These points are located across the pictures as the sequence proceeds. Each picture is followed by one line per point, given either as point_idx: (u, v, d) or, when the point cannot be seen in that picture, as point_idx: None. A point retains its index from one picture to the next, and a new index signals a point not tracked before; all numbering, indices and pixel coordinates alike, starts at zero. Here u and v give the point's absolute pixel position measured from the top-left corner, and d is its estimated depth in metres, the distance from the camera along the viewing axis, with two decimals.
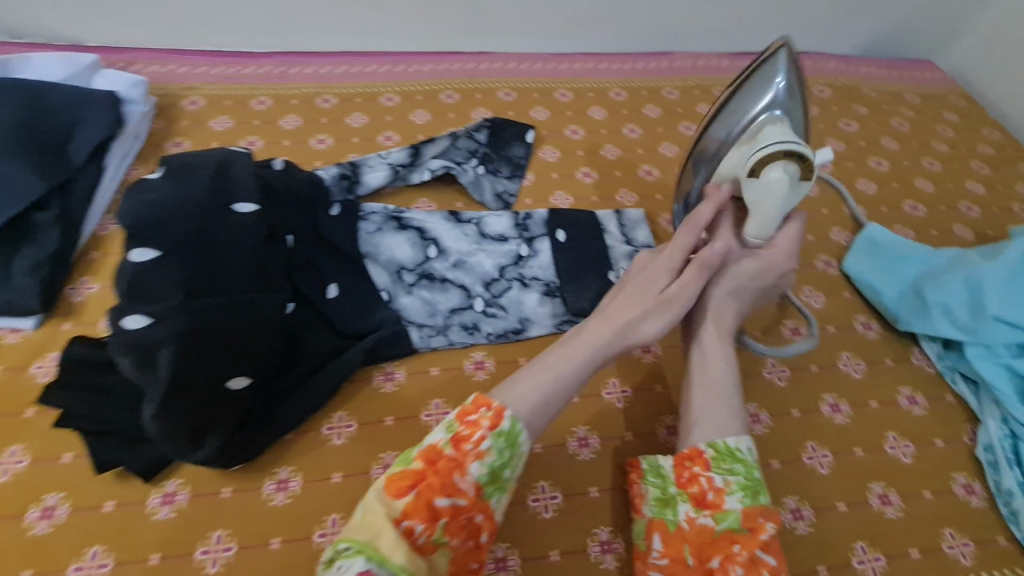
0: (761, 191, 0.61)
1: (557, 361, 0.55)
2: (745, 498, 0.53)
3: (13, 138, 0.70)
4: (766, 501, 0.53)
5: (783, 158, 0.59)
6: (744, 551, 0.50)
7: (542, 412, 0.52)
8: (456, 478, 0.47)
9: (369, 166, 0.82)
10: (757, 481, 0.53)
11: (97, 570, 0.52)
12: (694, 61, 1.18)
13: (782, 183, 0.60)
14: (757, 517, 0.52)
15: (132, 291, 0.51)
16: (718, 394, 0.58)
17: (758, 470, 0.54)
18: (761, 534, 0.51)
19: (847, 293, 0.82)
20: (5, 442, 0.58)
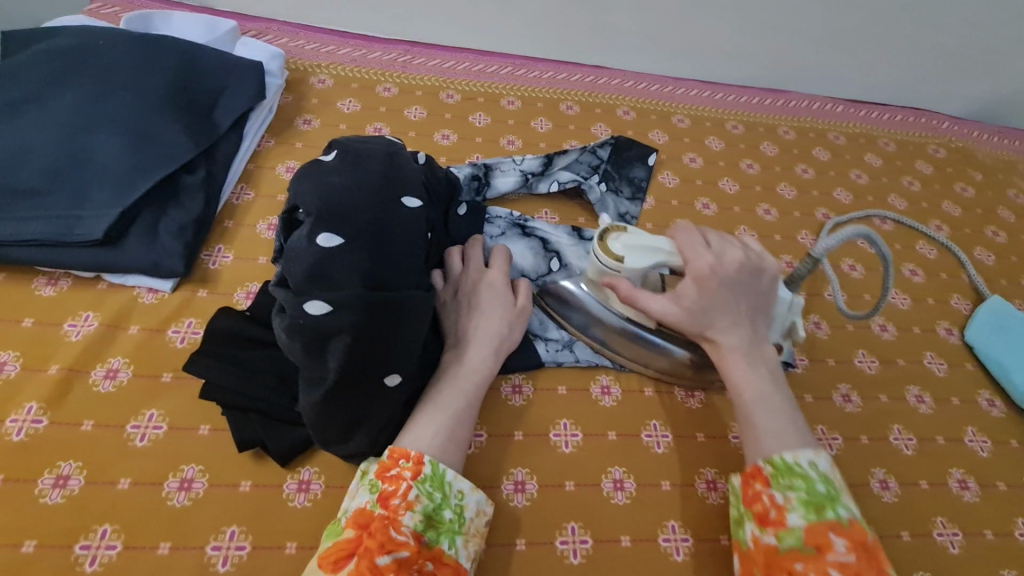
0: (636, 253, 0.58)
1: (441, 397, 0.57)
2: (807, 513, 0.47)
3: (170, 100, 0.71)
4: (836, 515, 0.47)
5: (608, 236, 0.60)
6: (816, 569, 0.44)
7: (448, 439, 0.54)
8: (393, 532, 0.46)
9: (500, 170, 0.83)
10: (822, 495, 0.49)
11: (235, 552, 0.51)
12: (811, 102, 1.13)
13: (629, 241, 0.59)
14: (825, 532, 0.46)
15: (316, 276, 0.51)
16: (762, 418, 0.54)
17: (820, 484, 0.49)
18: (830, 550, 0.45)
19: (970, 365, 0.79)
20: (143, 405, 0.57)
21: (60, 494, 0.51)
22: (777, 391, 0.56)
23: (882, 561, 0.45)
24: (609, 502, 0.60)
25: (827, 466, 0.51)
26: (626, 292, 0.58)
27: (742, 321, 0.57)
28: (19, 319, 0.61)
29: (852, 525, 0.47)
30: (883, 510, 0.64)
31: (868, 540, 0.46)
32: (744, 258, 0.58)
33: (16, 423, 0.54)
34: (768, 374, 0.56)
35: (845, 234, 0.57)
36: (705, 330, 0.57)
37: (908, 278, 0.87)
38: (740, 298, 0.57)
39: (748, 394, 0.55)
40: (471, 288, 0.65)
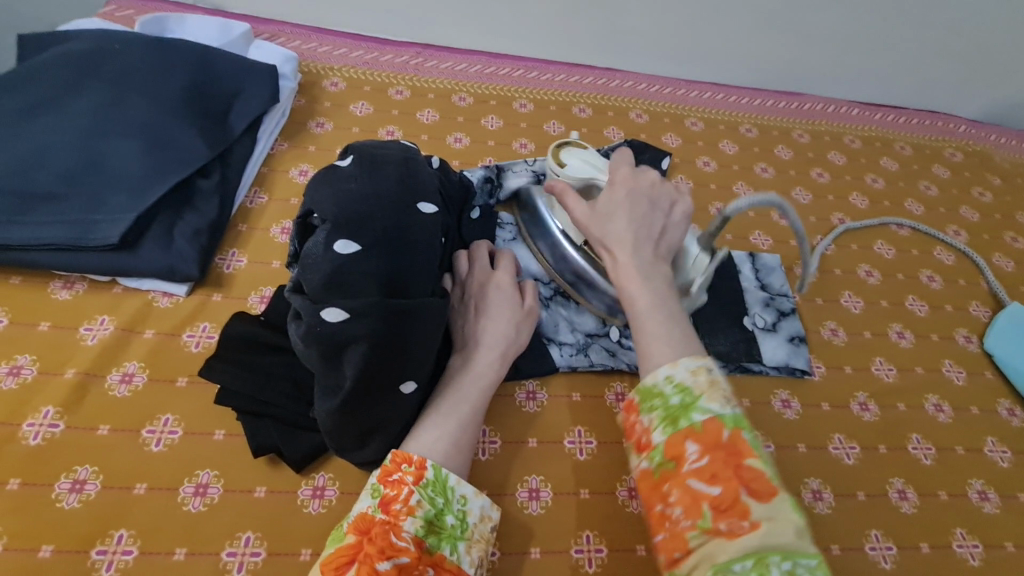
0: (577, 165, 0.65)
1: (446, 400, 0.57)
2: (664, 428, 0.44)
3: (185, 104, 0.72)
4: (690, 423, 0.43)
5: (559, 147, 0.68)
6: (676, 487, 0.42)
7: (452, 444, 0.53)
8: (393, 538, 0.46)
9: (513, 171, 0.81)
10: (677, 406, 0.44)
11: (250, 559, 0.51)
12: (825, 104, 1.11)
13: (580, 155, 0.66)
14: (682, 443, 0.43)
15: (332, 283, 0.51)
16: (649, 322, 0.49)
17: (675, 395, 0.45)
18: (686, 461, 0.42)
19: (989, 373, 0.78)
20: (158, 410, 0.57)
21: (77, 499, 0.51)
22: (675, 305, 0.51)
23: (748, 451, 0.42)
24: (623, 510, 0.59)
25: (692, 373, 0.45)
26: (559, 190, 0.58)
27: (645, 234, 0.54)
28: (35, 323, 0.61)
29: (708, 425, 0.43)
30: (902, 521, 0.64)
31: (726, 438, 0.42)
32: (661, 182, 0.57)
33: (33, 428, 0.54)
34: (662, 287, 0.51)
35: (757, 197, 0.53)
36: (606, 237, 0.54)
37: (925, 284, 0.86)
38: (648, 214, 0.55)
39: (640, 301, 0.50)
40: (478, 292, 0.65)
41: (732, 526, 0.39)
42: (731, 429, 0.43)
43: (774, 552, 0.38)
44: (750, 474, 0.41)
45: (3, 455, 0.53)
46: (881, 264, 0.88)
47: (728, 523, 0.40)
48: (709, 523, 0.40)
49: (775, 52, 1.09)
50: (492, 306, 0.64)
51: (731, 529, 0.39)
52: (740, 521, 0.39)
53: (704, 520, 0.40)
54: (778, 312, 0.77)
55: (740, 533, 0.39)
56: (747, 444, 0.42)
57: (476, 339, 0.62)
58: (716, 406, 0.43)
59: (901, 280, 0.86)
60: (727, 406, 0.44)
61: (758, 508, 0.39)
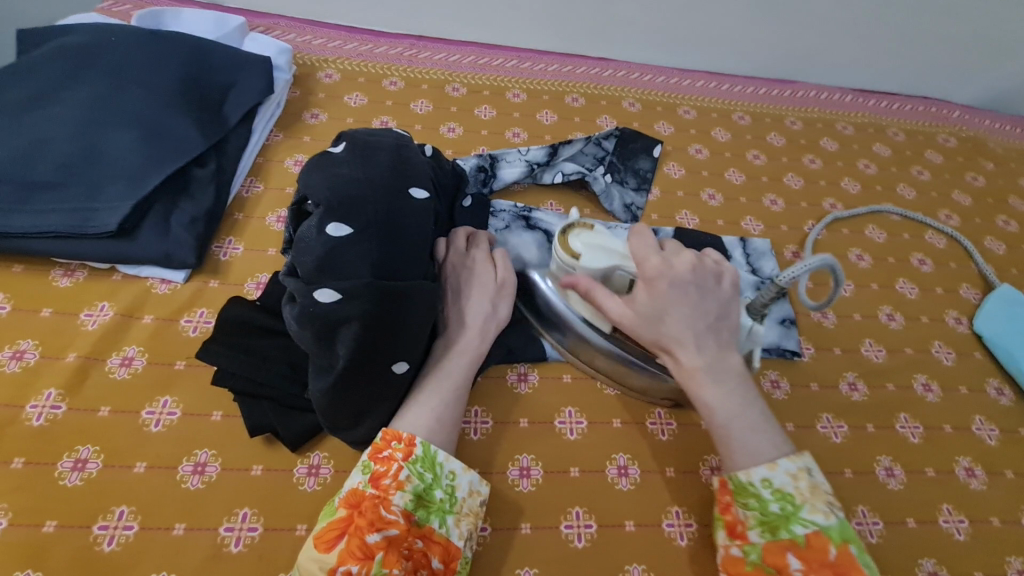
0: (593, 252, 0.57)
1: (430, 381, 0.58)
2: (764, 533, 0.49)
3: (180, 95, 0.73)
4: (792, 534, 0.47)
5: (569, 232, 0.60)
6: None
7: (435, 420, 0.55)
8: (383, 511, 0.48)
9: (506, 161, 0.84)
10: (778, 515, 0.48)
11: (247, 533, 0.52)
12: (818, 91, 1.12)
13: (588, 238, 0.59)
14: (784, 554, 0.47)
15: (325, 265, 0.53)
16: (736, 430, 0.52)
17: (775, 502, 0.49)
18: (789, 574, 0.46)
19: (978, 353, 0.79)
20: (157, 392, 0.59)
21: (79, 477, 0.53)
22: (749, 400, 0.53)
23: (857, 570, 0.45)
24: (613, 488, 0.60)
25: (792, 479, 0.49)
26: (584, 288, 0.57)
27: (704, 327, 0.54)
28: (38, 309, 0.62)
29: (813, 540, 0.47)
30: (889, 497, 0.64)
31: (832, 556, 0.46)
32: (698, 260, 0.55)
33: (36, 409, 0.56)
34: (737, 381, 0.54)
35: (812, 262, 0.49)
36: (664, 341, 0.54)
37: (916, 268, 0.87)
38: (699, 303, 0.54)
39: (719, 410, 0.53)
40: (455, 273, 0.66)
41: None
42: (837, 543, 0.46)
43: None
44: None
45: (8, 436, 0.54)
46: (872, 248, 0.88)
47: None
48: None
49: (767, 40, 1.10)
50: (471, 288, 0.65)
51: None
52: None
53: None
54: (769, 296, 0.77)
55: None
56: (855, 562, 0.45)
57: (459, 320, 0.63)
58: (819, 518, 0.47)
59: (892, 263, 0.87)
60: (829, 517, 0.47)
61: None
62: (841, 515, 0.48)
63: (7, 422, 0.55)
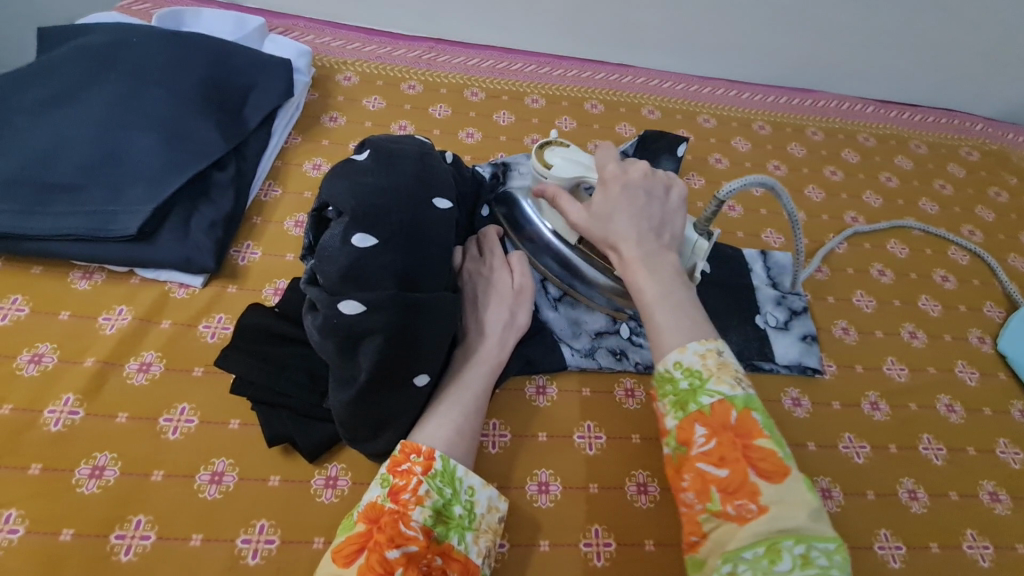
0: (563, 165, 0.62)
1: (449, 393, 0.57)
2: (676, 413, 0.46)
3: (201, 97, 0.72)
4: (699, 407, 0.44)
5: (544, 147, 0.64)
6: (688, 472, 0.44)
7: (455, 433, 0.54)
8: (403, 527, 0.47)
9: (518, 169, 0.79)
10: (686, 391, 0.45)
11: (265, 546, 0.52)
12: (839, 101, 1.10)
13: (564, 153, 0.63)
14: (691, 427, 0.44)
15: (349, 276, 0.52)
16: (659, 312, 0.50)
17: (684, 380, 0.46)
18: (694, 445, 0.44)
19: (1002, 374, 0.78)
20: (175, 398, 0.58)
21: (96, 485, 0.52)
22: (680, 290, 0.51)
23: (757, 432, 0.43)
24: (632, 506, 0.60)
25: (700, 357, 0.46)
26: (551, 194, 0.60)
27: (646, 226, 0.54)
28: (56, 312, 0.62)
29: (717, 409, 0.44)
30: (911, 521, 0.63)
31: (733, 420, 0.43)
32: (651, 173, 0.58)
33: (54, 415, 0.55)
34: (671, 275, 0.52)
35: (751, 179, 0.57)
36: (608, 233, 0.54)
37: (939, 284, 0.86)
38: (645, 206, 0.55)
39: (647, 294, 0.51)
40: (474, 280, 0.66)
41: (740, 510, 0.41)
42: (739, 410, 0.44)
43: (786, 536, 0.39)
44: (758, 454, 0.42)
45: (26, 441, 0.54)
46: (894, 264, 0.87)
47: (737, 506, 0.41)
48: (719, 507, 0.42)
49: (788, 49, 1.08)
50: (490, 297, 0.64)
51: (740, 513, 0.41)
52: (748, 504, 0.41)
53: (713, 503, 0.42)
54: (790, 310, 0.76)
55: (749, 518, 0.40)
56: (756, 426, 0.43)
57: (478, 329, 0.62)
58: (724, 388, 0.44)
59: (914, 280, 0.86)
60: (735, 388, 0.45)
61: (768, 490, 0.41)
62: (748, 388, 0.45)
63: (25, 427, 0.54)
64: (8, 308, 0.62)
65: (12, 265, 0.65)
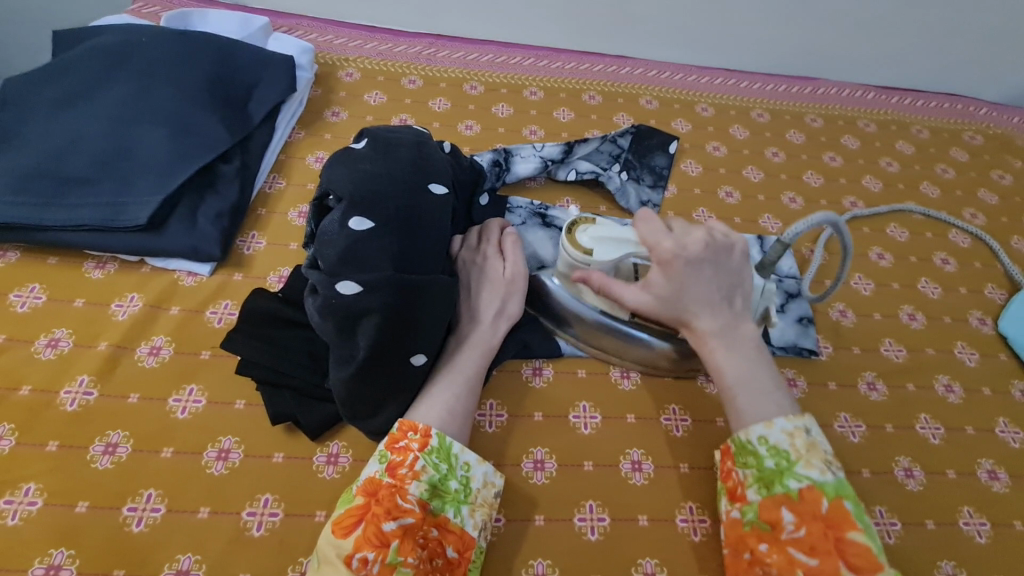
0: (604, 245, 0.59)
1: (442, 374, 0.58)
2: (760, 489, 0.50)
3: (208, 93, 0.75)
4: (786, 490, 0.49)
5: (574, 233, 0.61)
6: (774, 551, 0.48)
7: (447, 410, 0.55)
8: (399, 500, 0.49)
9: (521, 156, 0.84)
10: (772, 471, 0.50)
11: (269, 518, 0.54)
12: (840, 88, 1.10)
13: (597, 232, 0.60)
14: (778, 509, 0.49)
15: (346, 258, 0.54)
16: (742, 396, 0.54)
17: (770, 458, 0.51)
18: (782, 528, 0.48)
19: (1003, 356, 0.77)
20: (184, 380, 0.61)
21: (110, 460, 0.55)
22: (759, 367, 0.55)
23: (849, 524, 0.46)
24: (627, 483, 0.61)
25: (789, 437, 0.51)
26: (599, 282, 0.58)
27: (716, 297, 0.56)
28: (71, 299, 0.65)
29: (807, 494, 0.48)
30: (907, 498, 0.64)
31: (825, 509, 0.47)
32: (709, 236, 0.57)
33: (69, 395, 0.58)
34: (749, 346, 0.55)
35: (817, 219, 0.54)
36: (682, 315, 0.56)
37: (939, 267, 0.85)
38: (711, 275, 0.56)
39: (729, 375, 0.54)
40: (466, 268, 0.67)
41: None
42: (830, 498, 0.48)
43: None
44: (851, 548, 0.45)
45: (45, 419, 0.57)
46: (893, 247, 0.87)
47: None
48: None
49: (787, 36, 1.09)
50: (483, 284, 0.66)
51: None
52: None
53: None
54: (786, 294, 0.77)
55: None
56: (849, 516, 0.47)
57: (471, 314, 0.64)
58: (813, 473, 0.49)
59: (913, 262, 0.85)
60: (825, 473, 0.49)
61: None
62: (838, 472, 0.50)
63: (43, 406, 0.57)
64: (27, 296, 0.65)
65: (30, 256, 0.68)
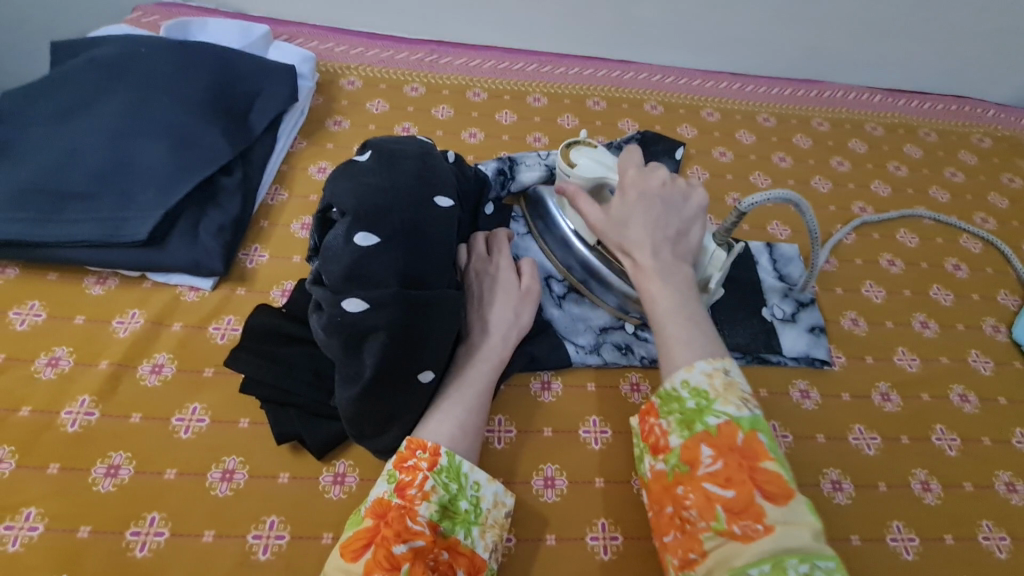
0: (588, 163, 0.61)
1: (452, 390, 0.57)
2: (681, 432, 0.48)
3: (208, 105, 0.74)
4: (705, 427, 0.47)
5: (578, 145, 0.64)
6: (691, 490, 0.45)
7: (458, 428, 0.54)
8: (409, 522, 0.47)
9: (526, 164, 0.81)
10: (692, 411, 0.48)
11: (275, 541, 0.53)
12: (846, 91, 1.09)
13: (590, 153, 0.63)
14: (696, 447, 0.46)
15: (352, 274, 0.53)
16: (671, 325, 0.53)
17: (691, 399, 0.49)
18: (700, 464, 0.46)
19: (1018, 364, 0.76)
20: (187, 398, 0.59)
21: (112, 483, 0.54)
22: (693, 305, 0.54)
23: (763, 454, 0.45)
24: (639, 499, 0.60)
25: (708, 377, 0.49)
26: (570, 194, 0.60)
27: (663, 236, 0.56)
28: (71, 317, 0.64)
29: (724, 429, 0.46)
30: (925, 513, 0.62)
31: (740, 441, 0.45)
32: (672, 180, 0.58)
33: (70, 415, 0.57)
34: (683, 289, 0.55)
35: (772, 194, 0.55)
36: (624, 243, 0.56)
37: (951, 274, 0.84)
38: (661, 215, 0.56)
39: (661, 307, 0.53)
40: (476, 278, 0.66)
41: (745, 529, 0.42)
42: (745, 431, 0.46)
43: (792, 555, 0.40)
44: (764, 476, 0.44)
45: (45, 441, 0.55)
46: (904, 253, 0.86)
47: (742, 526, 0.42)
48: (723, 526, 0.43)
49: (792, 39, 1.07)
50: (493, 294, 0.64)
51: (744, 532, 0.42)
52: (753, 524, 0.42)
53: (718, 522, 0.43)
54: (797, 303, 0.76)
55: (753, 537, 0.42)
56: (763, 447, 0.45)
57: (481, 324, 0.62)
58: (731, 409, 0.47)
59: (925, 269, 0.84)
60: (742, 409, 0.47)
61: (772, 511, 0.42)
62: (754, 408, 0.48)
63: (43, 428, 0.56)
64: (26, 313, 0.64)
65: (30, 272, 0.67)
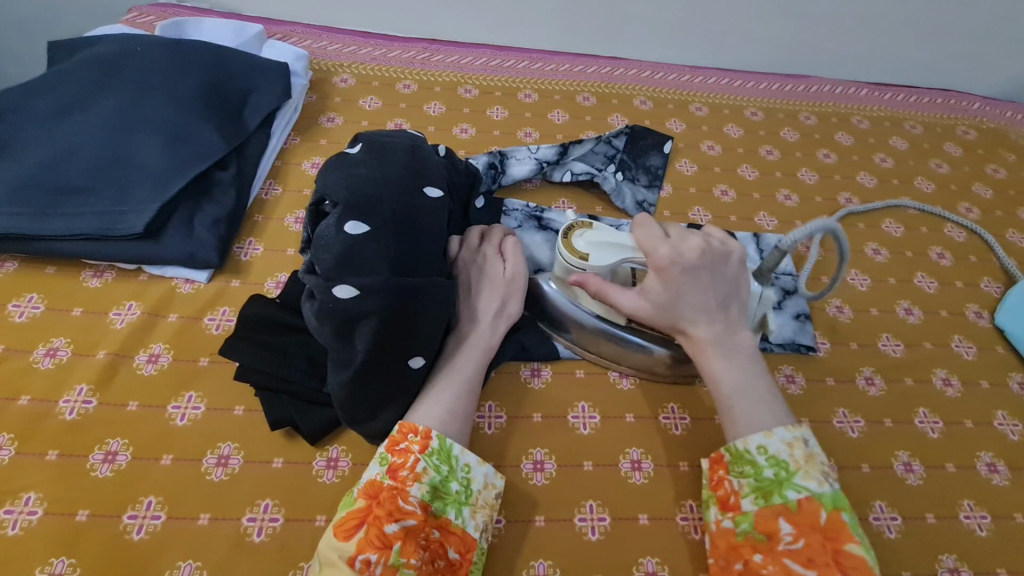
0: (599, 251, 0.60)
1: (441, 376, 0.59)
2: (756, 499, 0.50)
3: (203, 101, 0.75)
4: (784, 500, 0.49)
5: (567, 236, 0.63)
6: (771, 561, 0.47)
7: (447, 411, 0.56)
8: (401, 502, 0.49)
9: (516, 159, 0.85)
10: (770, 481, 0.50)
11: (269, 524, 0.54)
12: (833, 85, 1.10)
13: (593, 238, 0.61)
14: (775, 519, 0.49)
15: (343, 262, 0.55)
16: (739, 404, 0.54)
17: (770, 469, 0.51)
18: (780, 539, 0.48)
19: (1001, 348, 0.77)
20: (183, 387, 0.61)
21: (110, 468, 0.55)
22: (755, 374, 0.56)
23: (847, 537, 0.47)
24: (627, 481, 0.61)
25: (787, 447, 0.51)
26: (596, 288, 0.59)
27: (712, 306, 0.57)
28: (69, 309, 0.65)
29: (805, 506, 0.48)
30: (907, 493, 0.64)
31: (823, 522, 0.48)
32: (706, 243, 0.58)
33: (68, 404, 0.58)
34: (744, 357, 0.57)
35: (814, 227, 0.54)
36: (676, 321, 0.57)
37: (935, 262, 0.86)
38: (706, 285, 0.57)
39: (726, 384, 0.55)
40: (465, 269, 0.67)
41: None
42: (828, 510, 0.48)
43: None
44: (848, 560, 0.46)
45: (44, 429, 0.57)
46: (889, 243, 0.87)
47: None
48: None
49: (778, 35, 1.09)
50: (482, 285, 0.66)
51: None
52: None
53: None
54: (783, 291, 0.77)
55: None
56: (846, 529, 0.47)
57: (470, 314, 0.64)
58: (812, 485, 0.49)
59: (909, 257, 0.86)
60: (822, 485, 0.49)
61: None
62: (835, 485, 0.50)
63: (42, 416, 0.57)
64: (25, 305, 0.65)
65: (28, 266, 0.68)
